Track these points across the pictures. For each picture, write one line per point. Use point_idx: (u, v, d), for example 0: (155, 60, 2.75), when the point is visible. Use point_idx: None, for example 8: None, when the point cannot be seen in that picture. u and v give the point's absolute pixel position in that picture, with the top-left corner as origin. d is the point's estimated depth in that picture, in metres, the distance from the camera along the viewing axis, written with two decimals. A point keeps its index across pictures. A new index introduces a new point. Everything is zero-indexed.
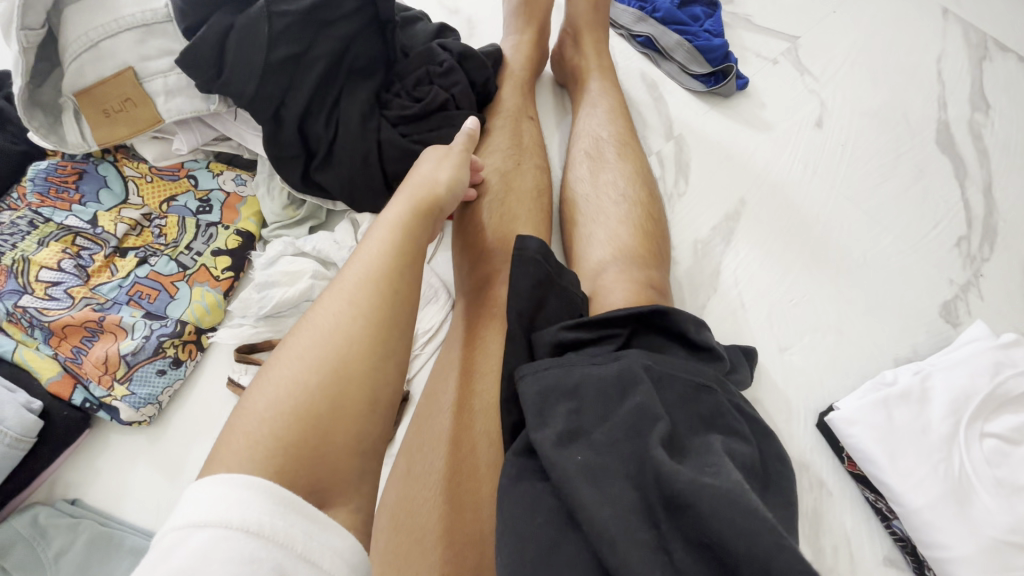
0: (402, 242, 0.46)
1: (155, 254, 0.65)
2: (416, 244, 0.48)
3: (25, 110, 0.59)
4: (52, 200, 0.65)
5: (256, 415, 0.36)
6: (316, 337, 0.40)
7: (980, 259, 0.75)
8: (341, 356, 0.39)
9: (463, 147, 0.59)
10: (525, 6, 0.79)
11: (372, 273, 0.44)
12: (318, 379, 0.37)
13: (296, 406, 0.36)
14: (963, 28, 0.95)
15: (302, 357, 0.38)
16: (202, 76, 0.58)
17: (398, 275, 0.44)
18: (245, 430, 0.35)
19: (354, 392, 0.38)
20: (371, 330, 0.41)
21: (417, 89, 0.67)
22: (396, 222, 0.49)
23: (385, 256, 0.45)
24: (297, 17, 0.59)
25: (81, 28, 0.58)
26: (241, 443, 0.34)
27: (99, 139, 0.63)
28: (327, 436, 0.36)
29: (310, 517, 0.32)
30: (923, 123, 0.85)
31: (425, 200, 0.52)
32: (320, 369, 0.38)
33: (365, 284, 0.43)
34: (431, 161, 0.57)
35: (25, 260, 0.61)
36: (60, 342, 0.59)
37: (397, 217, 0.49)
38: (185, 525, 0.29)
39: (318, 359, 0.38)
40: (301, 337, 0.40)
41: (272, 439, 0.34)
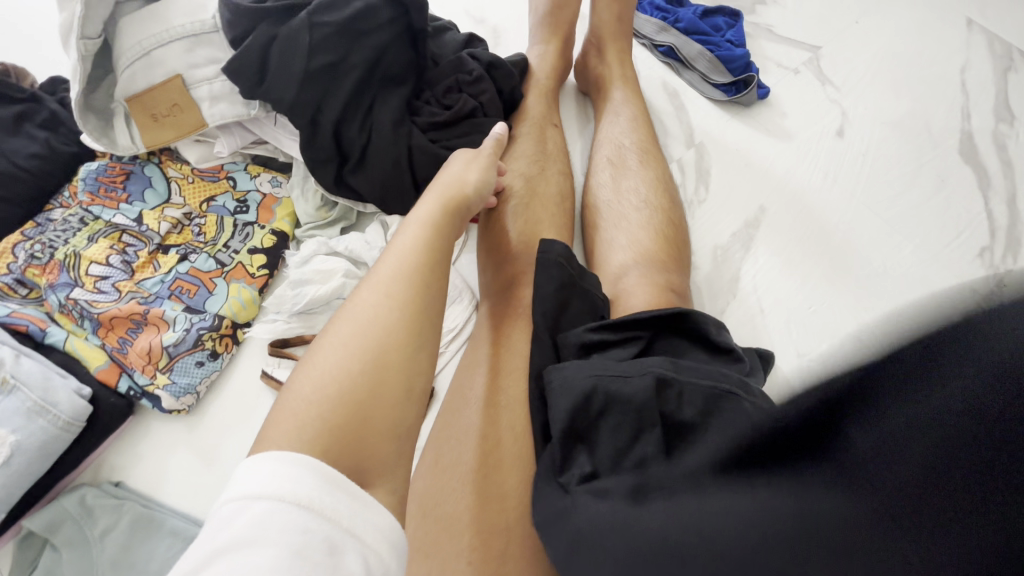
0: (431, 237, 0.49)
1: (195, 251, 0.68)
2: (443, 241, 0.50)
3: (80, 114, 0.63)
4: (102, 199, 0.69)
5: (303, 398, 0.38)
6: (356, 326, 0.42)
7: (1003, 269, 0.75)
8: (378, 346, 0.41)
9: (489, 151, 0.62)
10: (551, 17, 0.81)
11: (406, 267, 0.46)
12: (359, 366, 0.39)
13: (339, 390, 0.38)
14: (987, 40, 0.96)
15: (344, 346, 0.41)
16: (246, 83, 0.61)
17: (429, 270, 0.47)
18: (294, 412, 0.37)
19: (392, 379, 0.40)
20: (407, 321, 0.43)
21: (446, 97, 0.70)
22: (426, 219, 0.51)
23: (417, 252, 0.48)
24: (335, 27, 0.62)
25: (136, 38, 0.62)
26: (291, 425, 0.36)
27: (147, 142, 0.67)
28: (369, 420, 0.38)
29: (353, 495, 0.34)
30: (946, 133, 0.86)
31: (453, 200, 0.54)
32: (360, 356, 0.40)
33: (401, 278, 0.45)
34: (460, 163, 0.59)
35: (76, 255, 0.65)
36: (108, 333, 0.62)
37: (426, 216, 0.52)
38: (243, 497, 0.32)
39: (359, 349, 0.40)
40: (341, 327, 0.42)
41: (318, 421, 0.36)
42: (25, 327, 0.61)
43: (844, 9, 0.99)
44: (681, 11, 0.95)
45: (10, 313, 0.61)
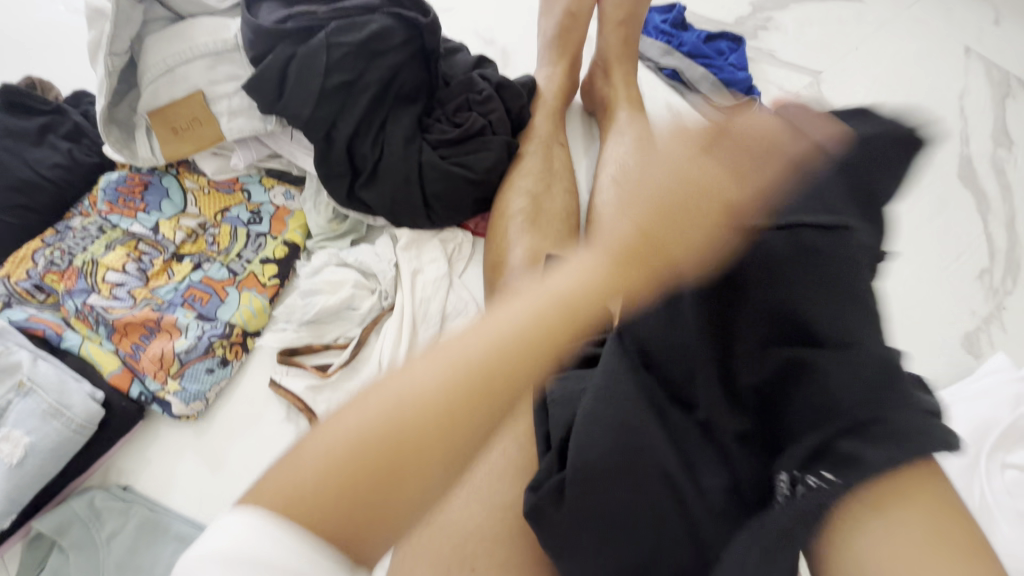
0: (566, 320, 0.38)
1: (208, 260, 0.70)
2: (569, 324, 0.39)
3: (104, 126, 0.66)
4: (120, 208, 0.71)
5: (328, 438, 0.33)
6: (420, 389, 0.35)
7: (1002, 292, 0.76)
8: (419, 423, 0.34)
9: (686, 207, 0.43)
10: (558, 41, 0.84)
11: (514, 333, 0.37)
12: (389, 447, 0.33)
13: (356, 459, 0.33)
14: (985, 67, 0.98)
15: (389, 410, 0.34)
16: (265, 99, 0.64)
17: (525, 359, 0.37)
18: (311, 450, 0.33)
19: (410, 478, 0.33)
20: (463, 412, 0.35)
21: (456, 115, 0.72)
22: (558, 293, 0.39)
23: (534, 329, 0.38)
24: (352, 48, 0.64)
25: (160, 55, 0.66)
26: (298, 467, 0.32)
27: (165, 153, 0.69)
28: (372, 507, 0.32)
29: (320, 550, 0.30)
30: (945, 157, 0.88)
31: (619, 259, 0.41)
32: (396, 432, 0.34)
33: (491, 360, 0.36)
34: (645, 206, 0.43)
35: (94, 262, 0.67)
36: (122, 338, 0.64)
37: (575, 278, 0.41)
38: (202, 554, 0.29)
39: (399, 421, 0.34)
40: (417, 373, 0.36)
41: (312, 489, 0.32)
42: (42, 331, 0.62)
43: (844, 35, 1.01)
44: (685, 35, 0.97)
45: (28, 317, 0.63)
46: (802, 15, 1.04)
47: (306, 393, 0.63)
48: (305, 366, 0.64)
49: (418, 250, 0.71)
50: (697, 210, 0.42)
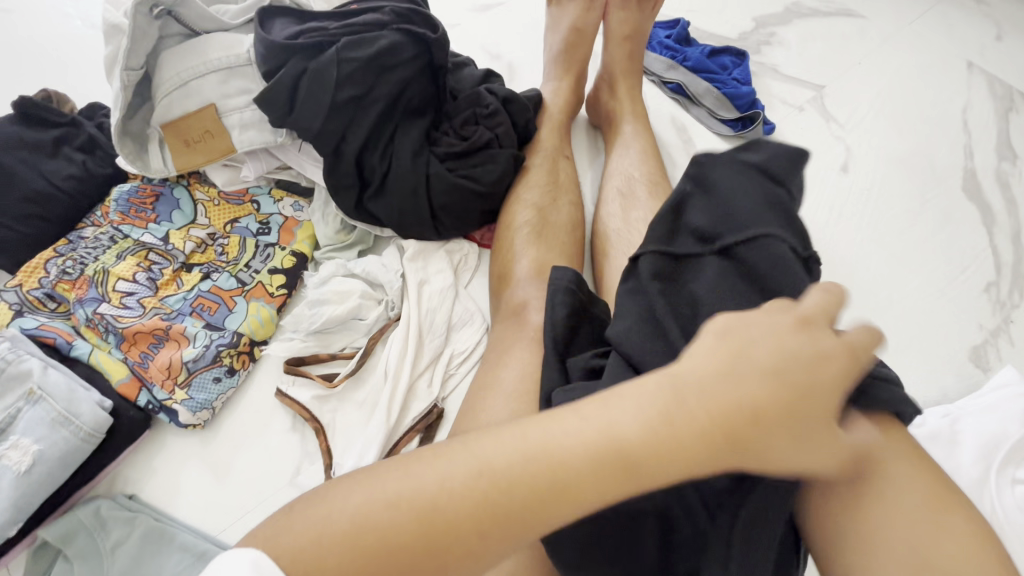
0: (635, 463, 0.31)
1: (217, 270, 0.70)
2: (637, 466, 0.32)
3: (118, 138, 0.68)
4: (132, 219, 0.72)
5: (349, 503, 0.32)
6: (455, 491, 0.31)
7: (1010, 305, 0.76)
8: (448, 522, 0.31)
9: (805, 414, 0.32)
10: (564, 57, 0.86)
11: (569, 459, 0.32)
12: (422, 540, 0.30)
13: (384, 545, 0.30)
14: (988, 81, 0.99)
15: (416, 501, 0.31)
16: (276, 113, 0.65)
17: (579, 491, 0.31)
18: (330, 506, 0.32)
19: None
20: (491, 523, 0.31)
21: (463, 128, 0.73)
22: (617, 437, 0.32)
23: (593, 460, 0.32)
24: (361, 63, 0.65)
25: (175, 70, 0.67)
26: (314, 519, 0.31)
27: (178, 165, 0.71)
28: None
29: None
30: (950, 171, 0.88)
31: (717, 418, 0.32)
32: (428, 531, 0.30)
33: (538, 482, 0.31)
34: (763, 384, 0.33)
35: (105, 272, 0.68)
36: (130, 347, 0.64)
37: (659, 411, 0.33)
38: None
39: (421, 514, 0.31)
40: (451, 471, 0.32)
41: (336, 554, 0.30)
42: (53, 340, 0.63)
43: (846, 50, 1.03)
44: (689, 50, 0.99)
45: (39, 325, 0.63)
46: (805, 30, 1.05)
47: (313, 403, 0.64)
48: (311, 376, 0.65)
49: (425, 261, 0.72)
50: (813, 430, 0.33)
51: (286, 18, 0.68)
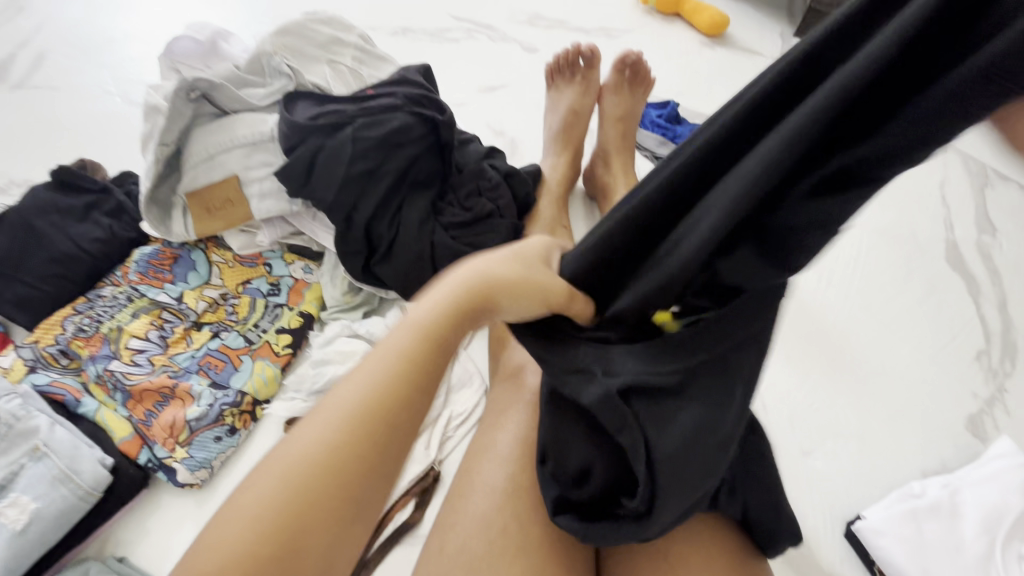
0: (419, 351, 0.41)
1: (226, 329, 0.73)
2: (428, 355, 0.41)
3: (144, 204, 0.73)
4: (149, 278, 0.75)
5: (239, 513, 0.34)
6: (331, 430, 0.37)
7: (1002, 374, 0.77)
8: (319, 465, 0.36)
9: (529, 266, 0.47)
10: (562, 135, 0.92)
11: (384, 373, 0.40)
12: (320, 480, 0.35)
13: (277, 516, 0.34)
14: (963, 159, 1.06)
15: (287, 470, 0.36)
16: (293, 184, 0.70)
17: (402, 392, 0.39)
18: (224, 534, 0.34)
19: (320, 519, 0.35)
20: (356, 445, 0.37)
21: (468, 199, 0.77)
22: (420, 325, 0.42)
23: (398, 363, 0.40)
24: (375, 141, 0.71)
25: (204, 145, 0.74)
26: (218, 548, 0.33)
27: (199, 231, 0.75)
28: (297, 549, 0.34)
29: None
30: (932, 242, 0.92)
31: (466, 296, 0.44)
32: (308, 481, 0.35)
33: (385, 387, 0.39)
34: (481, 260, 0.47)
35: (119, 329, 0.71)
36: (136, 405, 0.65)
37: (422, 318, 0.43)
38: None
39: (296, 477, 0.35)
40: (317, 427, 0.37)
41: (245, 549, 0.33)
42: (62, 397, 0.64)
43: None
44: (679, 128, 1.06)
45: (50, 382, 0.65)
46: None
47: None
48: None
49: None
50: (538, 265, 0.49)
51: (308, 99, 0.75)
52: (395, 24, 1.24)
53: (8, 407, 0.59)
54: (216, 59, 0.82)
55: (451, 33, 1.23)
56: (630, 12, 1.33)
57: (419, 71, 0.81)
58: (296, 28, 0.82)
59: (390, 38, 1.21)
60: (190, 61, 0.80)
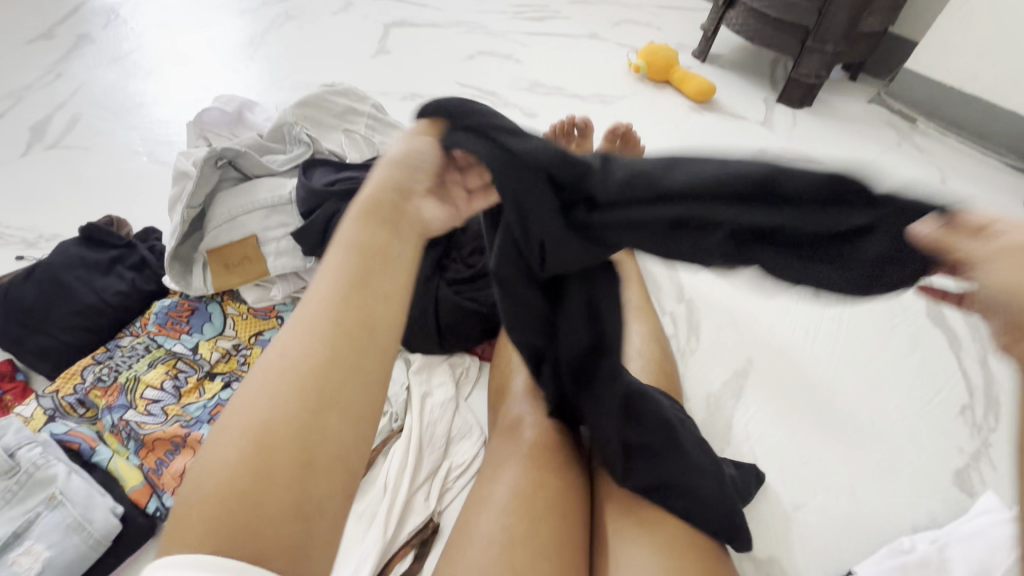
0: (358, 267, 0.42)
1: (237, 380, 0.76)
2: (372, 272, 0.43)
3: (168, 260, 0.78)
4: (167, 330, 0.79)
5: (219, 448, 0.36)
6: (292, 354, 0.39)
7: (987, 428, 0.80)
8: (284, 389, 0.37)
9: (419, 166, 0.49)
10: None
11: (332, 291, 0.41)
12: (297, 386, 0.37)
13: (247, 446, 0.35)
14: None
15: (256, 398, 0.37)
16: (309, 245, 0.76)
17: (356, 310, 0.41)
18: (208, 474, 0.35)
19: (291, 448, 0.36)
20: (315, 364, 0.38)
21: (470, 257, 0.82)
22: (353, 245, 0.43)
23: (342, 282, 0.42)
24: None
25: (227, 207, 0.80)
26: (203, 484, 0.35)
27: (216, 285, 0.80)
28: (273, 476, 0.35)
29: None
30: (913, 299, 0.97)
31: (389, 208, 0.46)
32: (274, 407, 0.37)
33: (332, 304, 0.40)
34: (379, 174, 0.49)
35: (135, 379, 0.74)
36: (148, 453, 0.68)
37: (355, 237, 0.44)
38: None
39: (265, 401, 0.37)
40: (281, 350, 0.39)
41: (224, 481, 0.34)
42: (78, 445, 0.67)
43: None
44: None
45: (67, 431, 0.68)
46: None
47: None
48: None
49: (429, 373, 0.78)
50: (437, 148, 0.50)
51: (325, 167, 0.81)
52: (405, 90, 1.34)
53: (29, 456, 0.62)
54: (242, 128, 0.90)
55: (457, 99, 1.33)
56: (624, 80, 1.44)
57: None
58: (315, 100, 0.90)
59: (401, 103, 1.31)
60: (218, 129, 0.88)
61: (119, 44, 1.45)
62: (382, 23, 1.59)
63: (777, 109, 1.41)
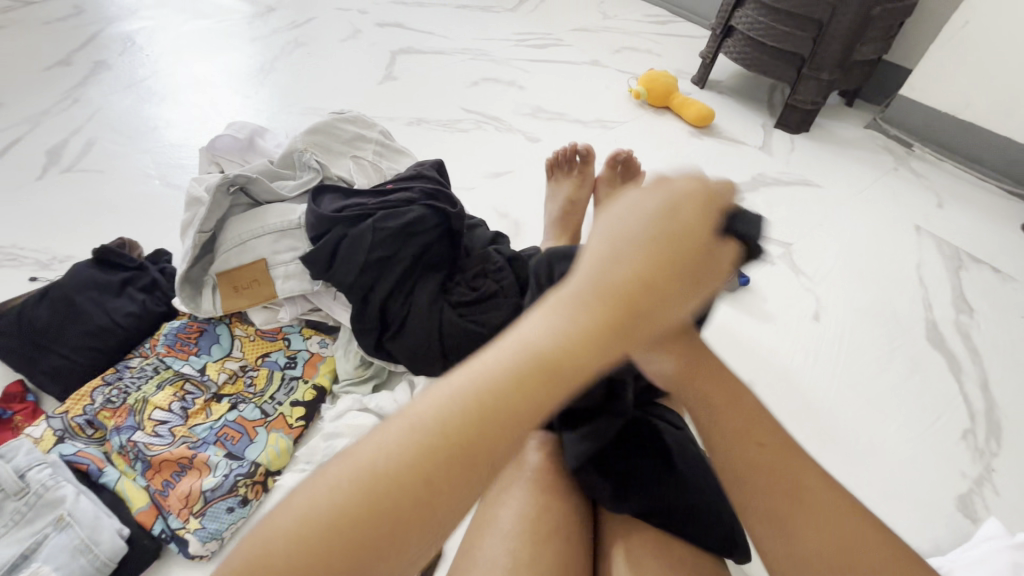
0: (541, 376, 0.37)
1: (244, 401, 0.77)
2: (547, 390, 0.37)
3: (178, 283, 0.80)
4: (176, 351, 0.80)
5: (318, 501, 0.33)
6: (430, 442, 0.35)
7: (989, 453, 0.80)
8: (408, 480, 0.34)
9: (677, 269, 0.42)
10: (561, 222, 1.00)
11: (504, 387, 0.36)
12: (421, 489, 0.34)
13: (344, 525, 0.32)
14: (937, 243, 1.15)
15: (376, 471, 0.34)
16: (317, 268, 0.77)
17: (512, 427, 0.36)
18: (295, 524, 0.33)
19: (381, 553, 0.33)
20: (446, 472, 0.34)
21: (474, 280, 0.83)
22: (543, 342, 0.38)
23: (517, 382, 0.36)
24: (392, 231, 0.78)
25: (238, 232, 0.82)
26: (287, 536, 0.33)
27: (225, 308, 0.82)
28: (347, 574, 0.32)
29: None
30: (913, 322, 0.97)
31: (609, 307, 0.39)
32: (385, 497, 0.33)
33: (496, 409, 0.36)
34: (627, 253, 0.42)
35: (144, 401, 0.74)
36: (154, 475, 0.68)
37: (555, 333, 0.38)
38: None
39: (380, 483, 0.34)
40: (423, 430, 0.35)
41: (305, 550, 0.32)
42: (86, 466, 0.68)
43: (808, 214, 1.19)
44: None
45: (76, 451, 0.69)
46: (770, 197, 1.23)
47: None
48: None
49: None
50: (707, 271, 0.44)
51: (334, 193, 0.83)
52: (411, 115, 1.38)
53: (40, 477, 0.63)
54: (253, 154, 0.93)
55: (461, 124, 1.37)
56: (624, 106, 1.48)
57: (433, 167, 0.91)
58: (325, 127, 0.93)
59: (406, 127, 1.34)
60: (230, 155, 0.90)
61: (134, 70, 1.50)
62: (389, 50, 1.64)
63: (776, 134, 1.44)
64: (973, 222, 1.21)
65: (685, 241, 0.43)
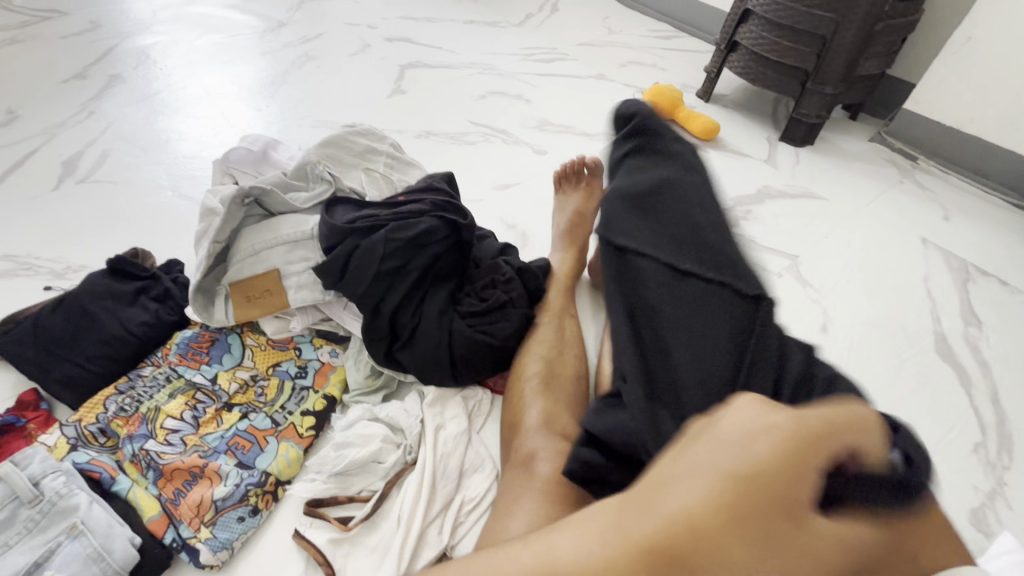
0: None
1: (255, 411, 0.78)
2: None
3: (192, 293, 0.81)
4: (188, 360, 0.81)
5: None
6: None
7: (1001, 466, 0.80)
8: None
9: (749, 525, 0.30)
10: (569, 234, 1.01)
11: None
12: None
13: None
14: (943, 255, 1.15)
15: None
16: (329, 278, 0.78)
17: None
18: None
19: None
20: None
21: (483, 291, 0.84)
22: (565, 573, 0.33)
23: None
24: (404, 242, 0.79)
25: (251, 242, 0.83)
26: None
27: (237, 317, 0.83)
28: None
29: None
30: (921, 334, 0.98)
31: (654, 562, 0.31)
32: None
33: None
34: (699, 482, 0.32)
35: (157, 410, 0.75)
36: (166, 483, 0.69)
37: (580, 566, 0.32)
38: None
39: None
40: None
41: None
42: (99, 474, 0.68)
43: (814, 226, 1.20)
44: None
45: (89, 460, 0.69)
46: (776, 209, 1.24)
47: (328, 546, 0.67)
48: (329, 518, 0.69)
49: (443, 406, 0.79)
50: (810, 545, 0.31)
51: (346, 205, 0.84)
52: (420, 128, 1.40)
53: (54, 485, 0.63)
54: (267, 166, 0.94)
55: (469, 136, 1.38)
56: None
57: (443, 179, 0.92)
58: (337, 140, 0.94)
59: (415, 140, 1.36)
60: (243, 167, 0.92)
61: (148, 83, 1.53)
62: (397, 64, 1.66)
63: (781, 147, 1.45)
64: (979, 235, 1.21)
65: (784, 493, 0.31)
